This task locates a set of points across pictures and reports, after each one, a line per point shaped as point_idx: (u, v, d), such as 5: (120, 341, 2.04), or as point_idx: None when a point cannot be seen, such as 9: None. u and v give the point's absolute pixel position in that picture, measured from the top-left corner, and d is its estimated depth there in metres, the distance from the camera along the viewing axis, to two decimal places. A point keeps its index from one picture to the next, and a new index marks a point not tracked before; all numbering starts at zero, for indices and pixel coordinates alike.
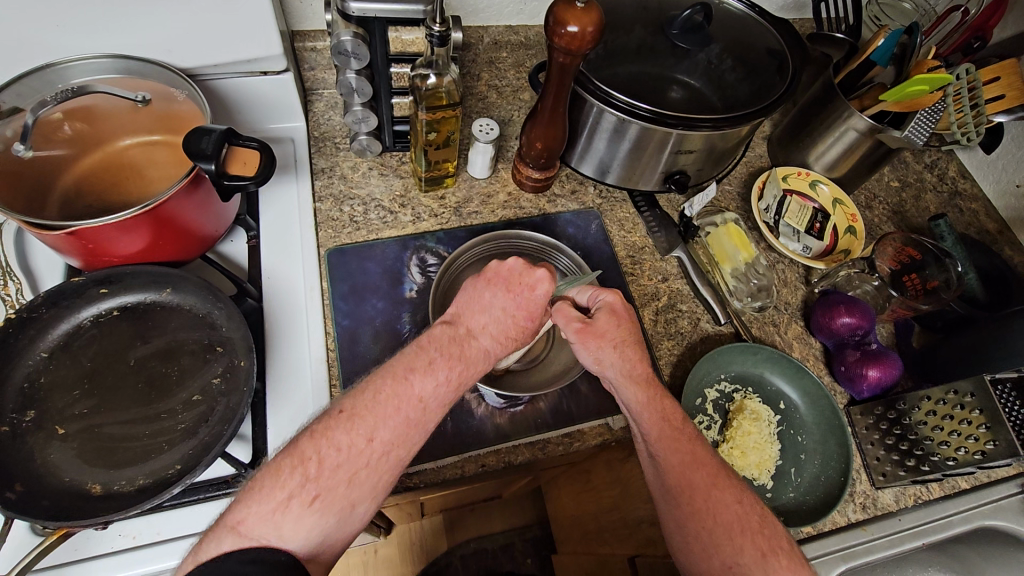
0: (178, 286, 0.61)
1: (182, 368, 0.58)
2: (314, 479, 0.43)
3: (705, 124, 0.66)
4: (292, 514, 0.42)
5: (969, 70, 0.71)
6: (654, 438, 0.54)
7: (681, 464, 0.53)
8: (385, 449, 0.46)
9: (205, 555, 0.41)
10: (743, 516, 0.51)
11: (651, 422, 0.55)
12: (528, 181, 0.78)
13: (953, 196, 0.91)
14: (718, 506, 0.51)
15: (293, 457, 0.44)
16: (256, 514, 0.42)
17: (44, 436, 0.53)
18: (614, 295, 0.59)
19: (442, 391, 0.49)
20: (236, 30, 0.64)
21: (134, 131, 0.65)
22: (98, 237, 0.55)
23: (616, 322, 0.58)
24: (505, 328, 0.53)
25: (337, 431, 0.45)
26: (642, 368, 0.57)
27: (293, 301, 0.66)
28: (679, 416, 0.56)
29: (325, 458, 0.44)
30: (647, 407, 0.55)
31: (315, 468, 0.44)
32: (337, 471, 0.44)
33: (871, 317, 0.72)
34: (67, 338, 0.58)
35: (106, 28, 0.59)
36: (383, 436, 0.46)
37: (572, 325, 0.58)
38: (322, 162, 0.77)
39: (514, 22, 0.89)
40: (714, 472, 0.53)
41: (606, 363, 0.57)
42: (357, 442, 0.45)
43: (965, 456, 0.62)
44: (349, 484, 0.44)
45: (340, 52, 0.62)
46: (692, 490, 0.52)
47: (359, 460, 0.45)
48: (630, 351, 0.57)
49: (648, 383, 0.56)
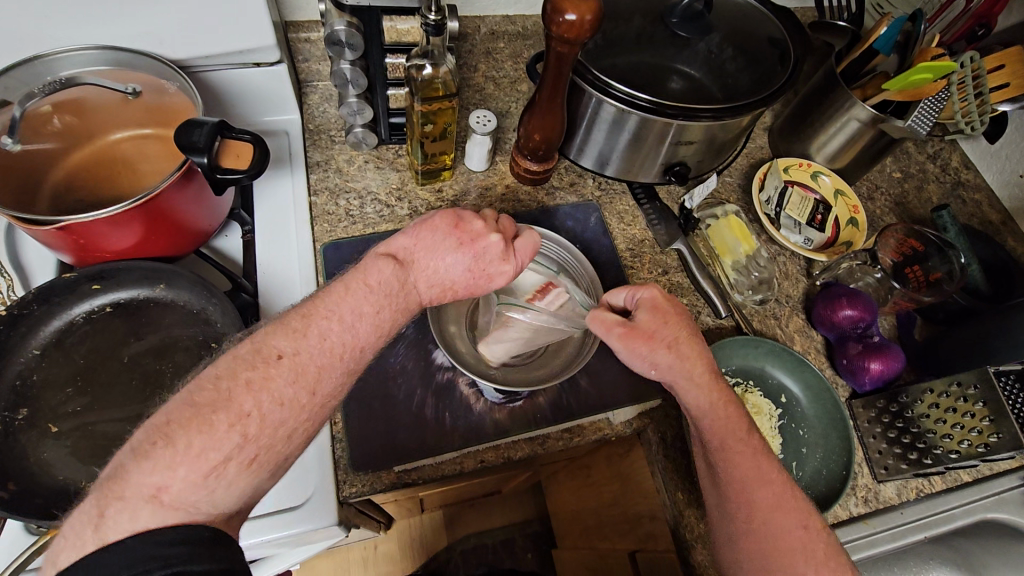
0: (171, 282, 0.59)
1: (177, 364, 0.58)
2: (253, 441, 0.40)
3: (705, 114, 0.65)
4: (228, 479, 0.39)
5: (974, 58, 0.69)
6: (715, 447, 0.55)
7: (743, 479, 0.53)
8: (324, 402, 0.45)
9: (113, 535, 0.35)
10: (803, 541, 0.51)
11: (712, 430, 0.55)
12: (526, 174, 0.77)
13: (956, 187, 0.90)
14: (779, 528, 0.51)
15: (228, 409, 0.40)
16: (184, 483, 0.38)
17: (38, 434, 0.53)
18: (651, 290, 0.59)
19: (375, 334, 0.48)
20: (228, 20, 0.63)
21: (125, 123, 0.64)
22: (90, 232, 0.54)
23: (660, 319, 0.57)
24: (443, 287, 0.54)
25: (279, 381, 0.42)
26: (699, 365, 0.57)
27: (289, 297, 0.65)
28: (744, 427, 0.56)
29: (267, 417, 0.41)
30: (707, 414, 0.56)
31: (257, 428, 0.41)
32: (277, 429, 0.42)
33: (873, 310, 0.71)
34: (60, 334, 0.57)
35: (95, 19, 0.58)
36: (327, 389, 0.45)
37: (615, 330, 0.56)
38: (317, 155, 0.76)
39: (511, 11, 0.87)
40: (779, 490, 0.53)
41: (661, 367, 0.56)
42: (301, 397, 0.43)
43: (968, 449, 0.61)
44: (287, 442, 0.42)
45: (335, 42, 0.61)
46: (753, 506, 0.52)
47: (301, 414, 0.43)
48: (684, 348, 0.57)
49: (708, 382, 0.56)
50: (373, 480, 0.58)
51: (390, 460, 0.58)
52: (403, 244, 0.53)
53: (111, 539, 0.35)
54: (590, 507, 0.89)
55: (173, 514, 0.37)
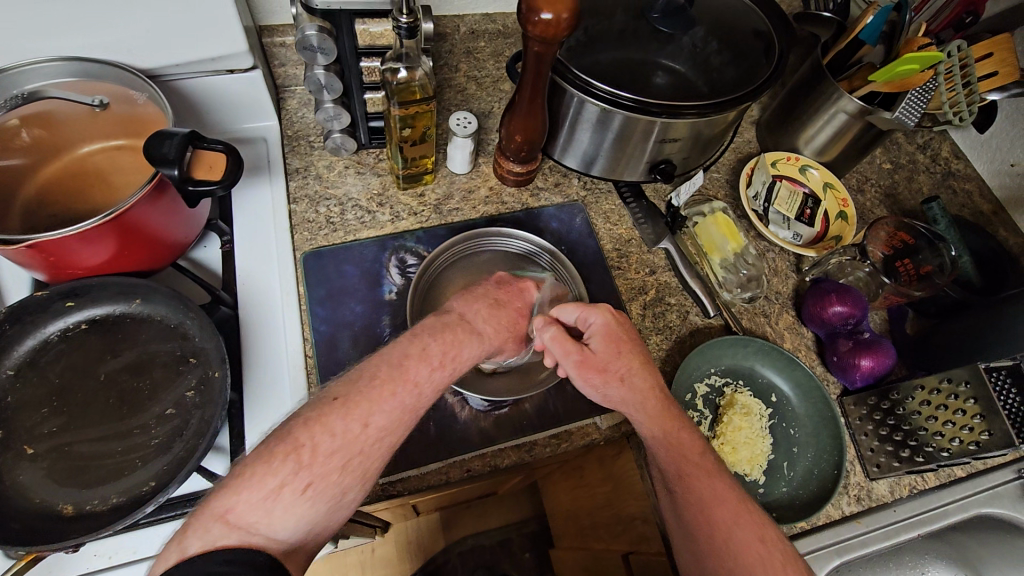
0: (148, 297, 0.59)
1: (155, 381, 0.57)
2: (306, 467, 0.42)
3: (690, 111, 0.64)
4: (283, 502, 0.40)
5: (962, 46, 0.68)
6: (673, 472, 0.54)
7: (703, 499, 0.52)
8: (377, 436, 0.45)
9: (192, 547, 0.38)
10: (766, 557, 0.50)
11: (667, 457, 0.55)
12: (510, 175, 0.75)
13: (946, 177, 0.89)
14: (739, 545, 0.50)
15: (284, 447, 0.42)
16: (247, 503, 0.40)
17: (14, 456, 0.52)
18: (603, 315, 0.57)
19: (435, 375, 0.48)
20: (198, 27, 0.62)
21: (94, 136, 0.62)
22: (60, 250, 0.53)
23: (613, 348, 0.57)
24: (498, 318, 0.55)
25: (333, 415, 0.44)
26: (654, 394, 0.56)
27: (269, 307, 0.64)
28: (698, 449, 0.55)
29: (321, 448, 0.42)
30: (663, 441, 0.55)
31: (309, 457, 0.42)
32: (330, 457, 0.42)
33: (863, 305, 0.70)
34: (34, 354, 0.56)
35: (60, 30, 0.57)
36: (380, 420, 0.45)
37: (571, 358, 0.56)
38: (296, 162, 0.75)
39: (489, 9, 0.85)
40: (737, 508, 0.52)
41: (616, 398, 0.56)
42: (352, 427, 0.44)
43: (959, 447, 0.62)
44: (342, 471, 0.43)
45: (306, 47, 0.59)
46: (713, 528, 0.51)
47: (354, 445, 0.44)
48: (638, 378, 0.56)
49: (661, 414, 0.56)
50: None
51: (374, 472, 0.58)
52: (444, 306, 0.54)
53: (188, 551, 0.38)
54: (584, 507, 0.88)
55: (238, 533, 0.39)
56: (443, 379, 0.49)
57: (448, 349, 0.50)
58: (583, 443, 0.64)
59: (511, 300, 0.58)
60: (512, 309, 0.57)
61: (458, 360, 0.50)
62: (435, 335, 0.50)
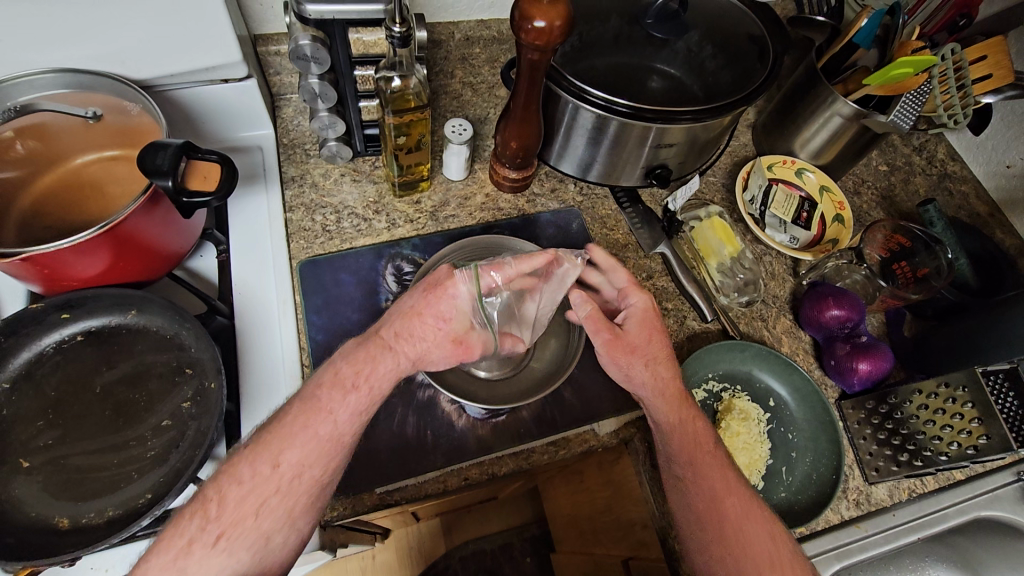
0: (143, 308, 0.58)
1: (151, 393, 0.56)
2: (215, 519, 0.45)
3: (684, 117, 0.64)
4: (196, 557, 0.43)
5: (955, 49, 0.69)
6: (687, 461, 0.56)
7: (713, 490, 0.55)
8: (292, 475, 0.47)
9: None
10: (772, 547, 0.52)
11: (682, 445, 0.56)
12: (506, 182, 0.75)
13: (942, 178, 0.89)
14: (750, 535, 0.53)
15: (198, 502, 0.46)
16: (158, 566, 0.43)
17: (9, 470, 0.52)
18: (645, 300, 0.59)
19: (351, 406, 0.49)
20: (192, 37, 0.62)
21: (89, 148, 0.62)
22: (54, 262, 0.52)
23: (645, 333, 0.58)
24: (405, 330, 0.52)
25: (242, 464, 0.47)
26: (674, 387, 0.58)
27: (265, 317, 0.64)
28: (710, 440, 0.58)
29: (230, 496, 0.45)
30: (677, 429, 0.57)
31: (218, 507, 0.45)
32: (241, 504, 0.45)
33: (860, 309, 0.70)
34: (30, 366, 0.56)
35: (54, 42, 0.57)
36: (292, 459, 0.47)
37: (602, 335, 0.57)
38: (292, 170, 0.74)
39: (485, 16, 0.85)
40: (745, 500, 0.55)
41: (637, 378, 0.58)
42: (263, 469, 0.46)
43: (958, 451, 0.62)
44: (257, 515, 0.45)
45: (300, 57, 0.59)
46: (724, 518, 0.54)
47: (267, 489, 0.46)
48: (660, 369, 0.58)
49: (678, 402, 0.58)
50: (355, 502, 0.57)
51: (372, 482, 0.57)
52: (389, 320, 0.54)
53: None
54: (584, 512, 0.88)
55: None
56: (362, 405, 0.50)
57: (364, 372, 0.51)
58: (581, 450, 0.64)
59: (427, 311, 0.52)
60: (431, 320, 0.52)
61: (374, 384, 0.51)
62: (351, 357, 0.51)
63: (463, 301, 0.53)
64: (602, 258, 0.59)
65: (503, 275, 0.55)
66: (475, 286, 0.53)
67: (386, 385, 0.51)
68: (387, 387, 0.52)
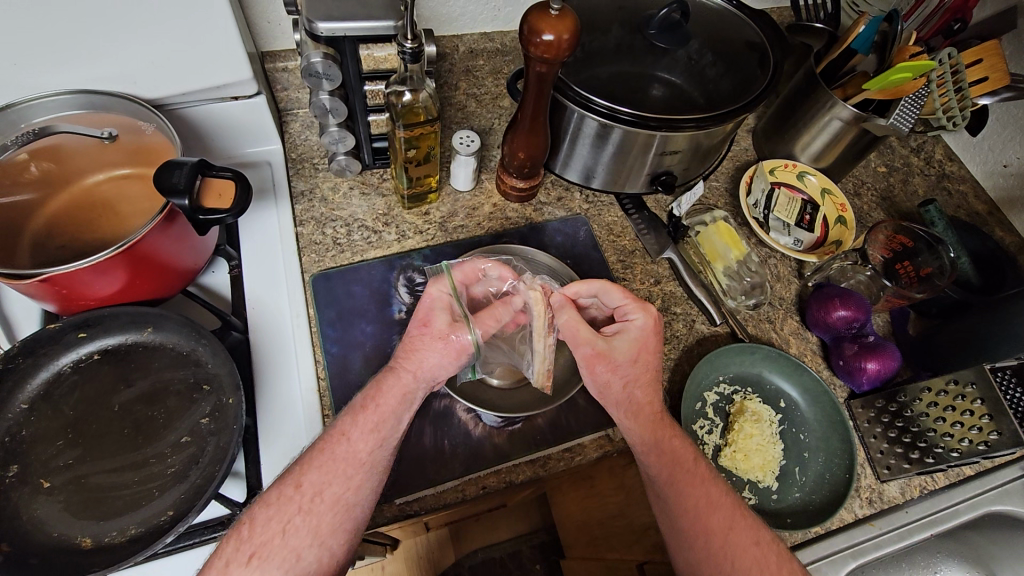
0: (159, 325, 0.59)
1: (169, 410, 0.57)
2: (248, 539, 0.45)
3: (688, 124, 0.65)
4: None
5: (952, 54, 0.71)
6: (667, 479, 0.55)
7: (696, 506, 0.54)
8: (313, 493, 0.47)
9: None
10: (761, 559, 0.52)
11: (660, 465, 0.55)
12: (513, 191, 0.76)
13: (941, 179, 0.90)
14: (737, 549, 0.52)
15: (233, 528, 0.47)
16: None
17: (30, 491, 0.52)
18: (644, 318, 0.57)
19: (369, 437, 0.50)
20: (203, 56, 0.62)
21: (101, 167, 0.63)
22: (72, 282, 0.53)
23: (634, 352, 0.57)
24: (404, 344, 0.54)
25: (268, 490, 0.48)
26: (649, 408, 0.57)
27: (280, 331, 0.65)
28: (691, 456, 0.57)
29: (257, 519, 0.46)
30: (653, 448, 0.55)
31: (249, 529, 0.46)
32: (268, 525, 0.46)
33: (866, 309, 0.71)
34: (48, 386, 0.56)
35: (69, 65, 0.57)
36: (313, 479, 0.48)
37: (582, 348, 0.56)
38: (301, 184, 0.75)
39: (489, 29, 0.87)
40: (731, 513, 0.54)
41: (611, 397, 0.57)
42: (287, 491, 0.47)
43: (969, 447, 0.63)
44: (283, 535, 0.46)
45: (311, 74, 0.60)
46: (709, 534, 0.53)
47: (290, 508, 0.47)
48: (638, 391, 0.57)
49: (651, 421, 0.56)
50: (375, 513, 0.58)
51: (391, 493, 0.58)
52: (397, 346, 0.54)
53: None
54: (594, 518, 0.88)
55: None
56: (374, 421, 0.50)
57: (372, 394, 0.51)
58: (596, 455, 0.65)
59: (413, 324, 0.55)
60: (418, 331, 0.54)
61: (382, 401, 0.51)
62: (365, 390, 0.52)
63: (440, 301, 0.55)
64: (593, 285, 0.58)
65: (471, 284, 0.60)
66: (450, 288, 0.56)
67: (393, 403, 0.51)
68: (397, 403, 0.51)
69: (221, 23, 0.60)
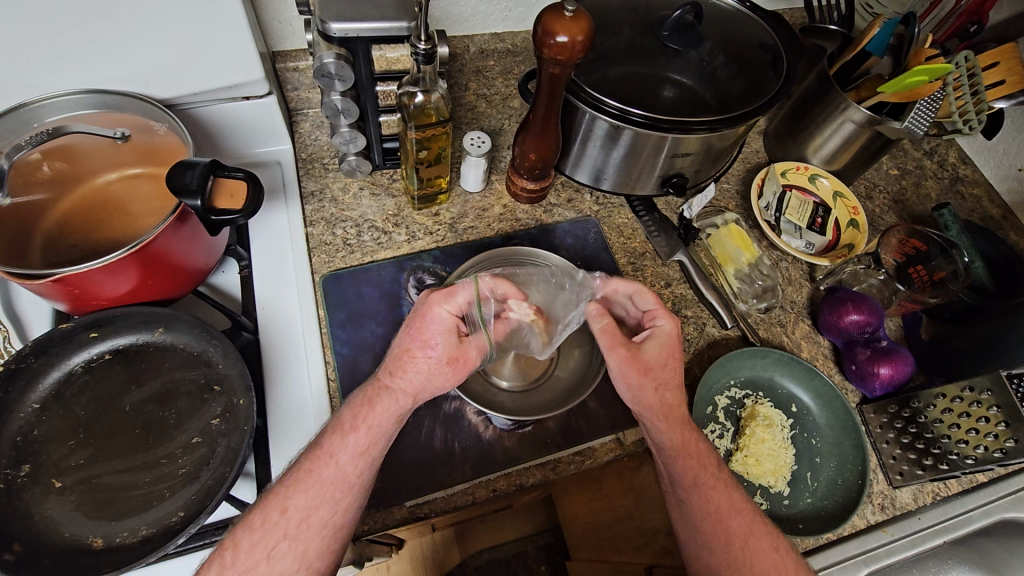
0: (171, 325, 0.59)
1: (180, 411, 0.57)
2: (232, 564, 0.46)
3: (701, 127, 0.64)
4: None
5: (969, 57, 0.70)
6: (690, 482, 0.55)
7: (717, 510, 0.54)
8: (299, 519, 0.48)
9: None
10: (780, 565, 0.52)
11: (685, 466, 0.55)
12: (523, 192, 0.76)
13: (954, 182, 0.90)
14: (757, 554, 0.52)
15: (214, 553, 0.47)
16: None
17: (42, 490, 0.52)
18: (670, 325, 0.58)
19: (354, 458, 0.50)
20: (216, 56, 0.62)
21: (114, 166, 0.63)
22: (84, 282, 0.53)
23: (664, 357, 0.57)
24: (400, 361, 0.52)
25: (252, 513, 0.48)
26: (679, 409, 0.57)
27: (290, 332, 0.65)
28: (712, 461, 0.57)
29: (242, 543, 0.46)
30: (681, 451, 0.55)
31: (232, 554, 0.46)
32: (253, 552, 0.46)
33: (879, 313, 0.71)
34: (59, 386, 0.56)
35: (82, 65, 0.58)
36: (299, 503, 0.48)
37: (616, 350, 0.57)
38: (311, 184, 0.75)
39: (499, 29, 0.87)
40: (750, 518, 0.54)
41: (645, 401, 0.55)
42: (272, 514, 0.48)
43: (984, 454, 0.62)
44: (268, 560, 0.46)
45: (324, 74, 0.60)
46: (730, 536, 0.53)
47: (275, 533, 0.47)
48: (669, 393, 0.56)
49: (680, 424, 0.56)
50: (385, 515, 0.57)
51: (401, 495, 0.58)
52: (390, 361, 0.53)
53: None
54: (601, 520, 0.87)
55: None
56: (363, 442, 0.50)
57: (362, 413, 0.51)
58: (607, 459, 0.64)
59: (414, 342, 0.52)
60: (419, 351, 0.52)
61: (373, 421, 0.51)
62: (353, 407, 0.52)
63: (445, 323, 0.52)
64: (625, 288, 0.61)
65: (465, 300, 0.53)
66: (453, 310, 0.52)
67: (386, 423, 0.51)
68: (389, 424, 0.51)
69: (233, 22, 0.60)
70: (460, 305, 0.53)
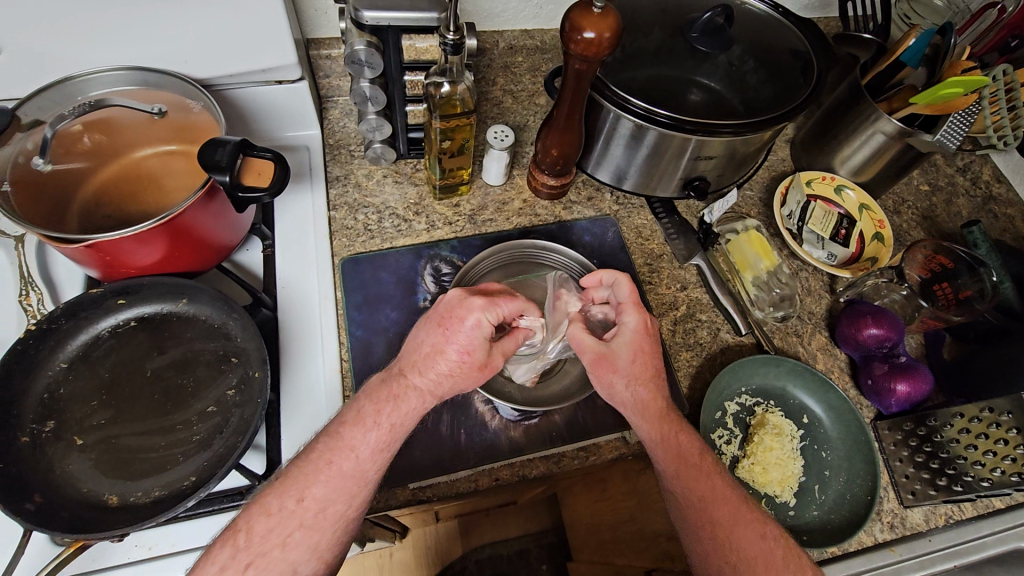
0: (194, 297, 0.61)
1: (198, 379, 0.58)
2: (244, 547, 0.46)
3: (726, 129, 0.64)
4: None
5: (1008, 70, 0.67)
6: (673, 473, 0.53)
7: (702, 499, 0.52)
8: (316, 511, 0.47)
9: None
10: (768, 552, 0.50)
11: (667, 460, 0.53)
12: (544, 188, 0.76)
13: (987, 201, 0.88)
14: (743, 540, 0.50)
15: (227, 533, 0.47)
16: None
17: (64, 446, 0.54)
18: (637, 320, 0.57)
19: (375, 440, 0.50)
20: (252, 41, 0.64)
21: (151, 141, 0.65)
22: (115, 250, 0.55)
23: (632, 354, 0.56)
24: (424, 360, 0.52)
25: (270, 496, 0.48)
26: (655, 405, 0.55)
27: (307, 312, 0.66)
28: (697, 449, 0.55)
29: (256, 528, 0.46)
30: (660, 444, 0.54)
31: (246, 538, 0.46)
32: (267, 536, 0.46)
33: (899, 328, 0.69)
34: (86, 349, 0.58)
35: (126, 43, 0.60)
36: (317, 494, 0.48)
37: (587, 355, 0.57)
38: (337, 170, 0.77)
39: (530, 26, 0.87)
40: (733, 506, 0.52)
41: (619, 399, 0.56)
42: (289, 503, 0.47)
43: (1001, 478, 0.61)
44: (282, 548, 0.46)
45: (354, 61, 0.62)
46: (716, 524, 0.51)
47: (291, 522, 0.47)
48: (641, 390, 0.55)
49: (661, 418, 0.55)
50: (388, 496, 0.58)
51: (405, 477, 0.58)
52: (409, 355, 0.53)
53: None
54: (605, 521, 0.87)
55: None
56: (384, 441, 0.50)
57: (387, 403, 0.51)
58: (611, 457, 0.64)
59: (433, 339, 0.52)
60: (438, 351, 0.52)
61: (398, 419, 0.51)
62: (376, 391, 0.52)
63: (473, 324, 0.51)
64: (605, 275, 0.61)
65: (475, 317, 0.51)
66: (488, 317, 0.52)
67: (411, 420, 0.52)
68: (411, 421, 0.52)
69: (270, 9, 0.62)
70: (499, 316, 0.53)
